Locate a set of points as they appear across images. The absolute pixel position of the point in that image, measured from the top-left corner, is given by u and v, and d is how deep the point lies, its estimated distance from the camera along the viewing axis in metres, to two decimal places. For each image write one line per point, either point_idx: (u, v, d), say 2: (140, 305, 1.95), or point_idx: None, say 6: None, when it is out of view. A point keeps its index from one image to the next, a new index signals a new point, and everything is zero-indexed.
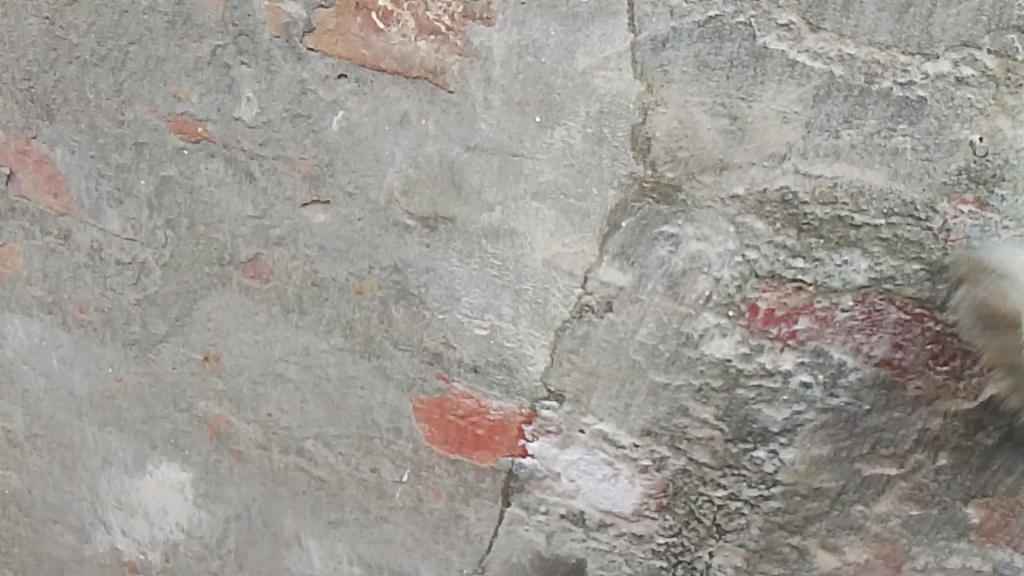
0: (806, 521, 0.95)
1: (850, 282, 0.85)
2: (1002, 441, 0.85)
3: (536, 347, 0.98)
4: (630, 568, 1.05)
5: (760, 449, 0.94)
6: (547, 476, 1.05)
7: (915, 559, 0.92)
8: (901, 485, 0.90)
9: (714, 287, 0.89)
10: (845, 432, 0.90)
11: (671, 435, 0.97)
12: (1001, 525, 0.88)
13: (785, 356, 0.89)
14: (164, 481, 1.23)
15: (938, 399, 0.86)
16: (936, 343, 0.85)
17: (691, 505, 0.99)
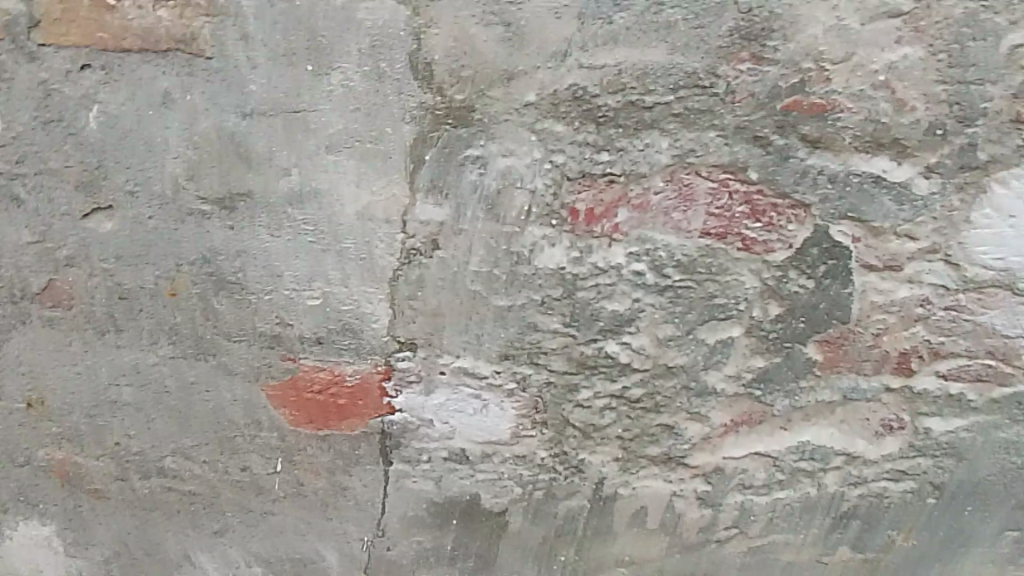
0: (669, 397, 0.99)
1: (656, 164, 0.89)
2: (821, 280, 0.94)
3: (376, 303, 0.95)
4: (521, 487, 1.06)
5: (613, 343, 0.97)
6: (421, 425, 1.03)
7: (773, 406, 1.00)
8: (748, 341, 0.97)
9: (531, 200, 0.90)
10: (685, 303, 0.94)
11: (528, 352, 0.98)
12: (839, 356, 0.98)
13: (614, 251, 0.92)
14: (28, 539, 1.09)
15: (759, 254, 0.93)
16: (746, 204, 0.90)
17: (563, 413, 1.01)
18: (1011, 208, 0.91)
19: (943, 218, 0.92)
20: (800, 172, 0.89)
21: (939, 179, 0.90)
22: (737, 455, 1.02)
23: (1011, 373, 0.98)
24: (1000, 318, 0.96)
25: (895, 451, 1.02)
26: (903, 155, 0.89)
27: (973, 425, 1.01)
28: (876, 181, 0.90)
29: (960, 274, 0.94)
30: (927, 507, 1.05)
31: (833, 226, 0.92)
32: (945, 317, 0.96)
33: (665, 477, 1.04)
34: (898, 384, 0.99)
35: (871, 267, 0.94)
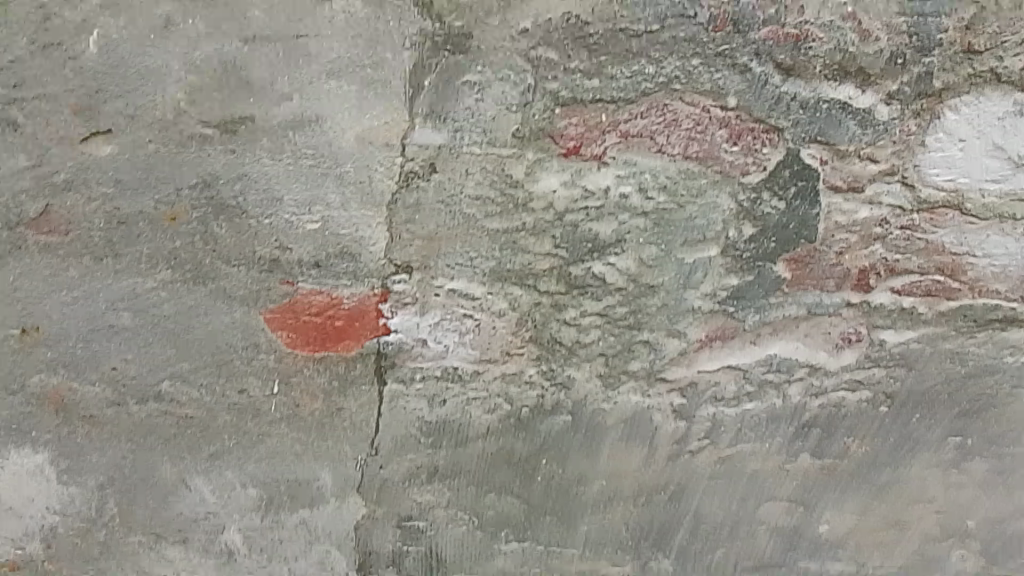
0: (650, 314, 1.06)
1: (640, 91, 0.94)
2: (793, 201, 1.00)
3: (373, 227, 1.00)
4: (510, 404, 1.12)
5: (597, 264, 1.03)
6: (415, 346, 1.08)
7: (744, 321, 1.07)
8: (722, 260, 1.03)
9: (522, 123, 0.95)
10: (662, 224, 1.01)
11: (517, 274, 1.03)
12: (805, 275, 1.05)
13: (602, 174, 0.98)
14: (21, 469, 1.10)
15: (735, 176, 0.99)
16: (725, 127, 0.96)
17: (550, 331, 1.07)
18: (962, 133, 0.99)
19: (901, 142, 0.98)
20: (776, 99, 0.96)
21: (899, 105, 0.97)
22: (710, 368, 1.10)
23: (955, 287, 1.07)
24: (947, 236, 1.04)
25: (854, 363, 1.10)
26: (869, 82, 0.96)
27: (921, 336, 1.09)
28: (843, 107, 0.97)
29: (914, 194, 1.01)
30: (880, 415, 1.14)
31: (803, 149, 0.98)
32: (900, 236, 1.04)
33: (644, 391, 1.12)
34: (857, 300, 1.07)
35: (836, 188, 1.00)
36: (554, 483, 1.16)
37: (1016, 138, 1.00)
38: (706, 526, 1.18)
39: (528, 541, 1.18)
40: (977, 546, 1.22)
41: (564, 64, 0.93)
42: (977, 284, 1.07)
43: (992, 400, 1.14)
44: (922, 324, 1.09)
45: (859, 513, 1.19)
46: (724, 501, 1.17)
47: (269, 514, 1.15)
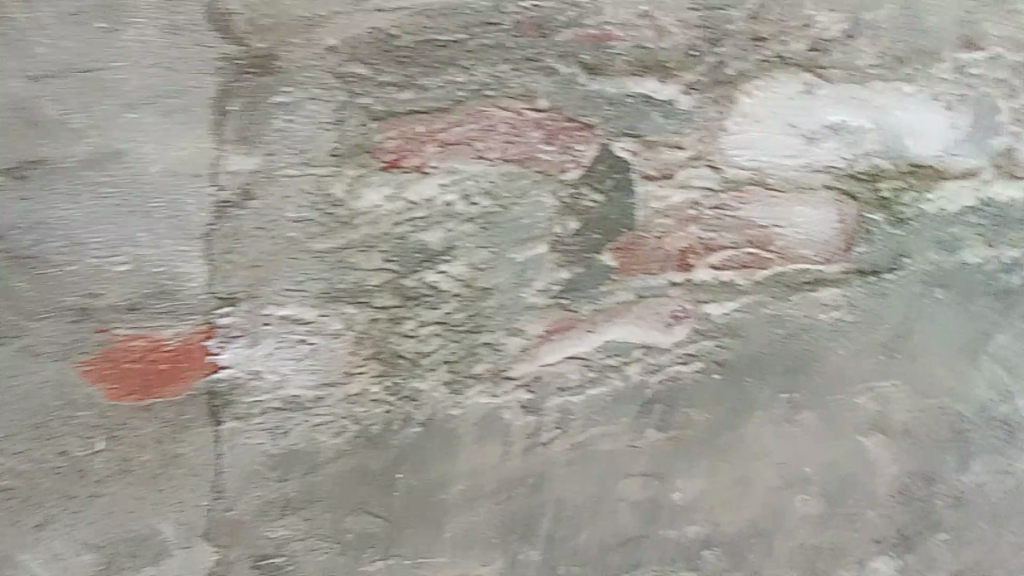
0: (488, 315, 1.06)
1: (455, 100, 0.93)
2: (610, 193, 1.02)
3: (190, 262, 0.94)
4: (358, 424, 1.09)
5: (431, 273, 1.01)
6: (249, 379, 1.03)
7: (580, 311, 1.10)
8: (552, 256, 1.05)
9: (338, 141, 0.92)
10: (490, 228, 1.01)
11: (350, 291, 1.00)
12: (632, 261, 1.07)
13: (425, 185, 0.96)
14: None
15: (555, 174, 1.00)
16: (541, 129, 0.97)
17: (390, 346, 1.05)
18: (758, 115, 1.02)
19: (704, 128, 1.01)
20: (584, 97, 0.96)
21: (699, 94, 1.00)
22: (552, 360, 1.12)
23: (768, 258, 1.12)
24: (757, 212, 1.08)
25: (686, 338, 1.16)
26: (668, 76, 0.98)
27: (743, 305, 1.15)
28: (648, 100, 0.98)
29: (720, 176, 1.04)
30: (715, 381, 1.20)
31: (615, 142, 0.99)
32: (714, 215, 1.07)
33: (491, 393, 1.12)
34: (680, 279, 1.11)
35: (649, 177, 1.02)
36: (414, 494, 1.15)
37: (808, 116, 1.03)
38: (567, 512, 1.23)
39: (394, 558, 1.18)
40: (817, 489, 1.32)
41: (375, 78, 0.90)
42: (786, 252, 1.12)
43: (812, 354, 1.21)
44: (743, 294, 1.14)
45: (709, 476, 1.27)
46: (580, 487, 1.22)
47: None
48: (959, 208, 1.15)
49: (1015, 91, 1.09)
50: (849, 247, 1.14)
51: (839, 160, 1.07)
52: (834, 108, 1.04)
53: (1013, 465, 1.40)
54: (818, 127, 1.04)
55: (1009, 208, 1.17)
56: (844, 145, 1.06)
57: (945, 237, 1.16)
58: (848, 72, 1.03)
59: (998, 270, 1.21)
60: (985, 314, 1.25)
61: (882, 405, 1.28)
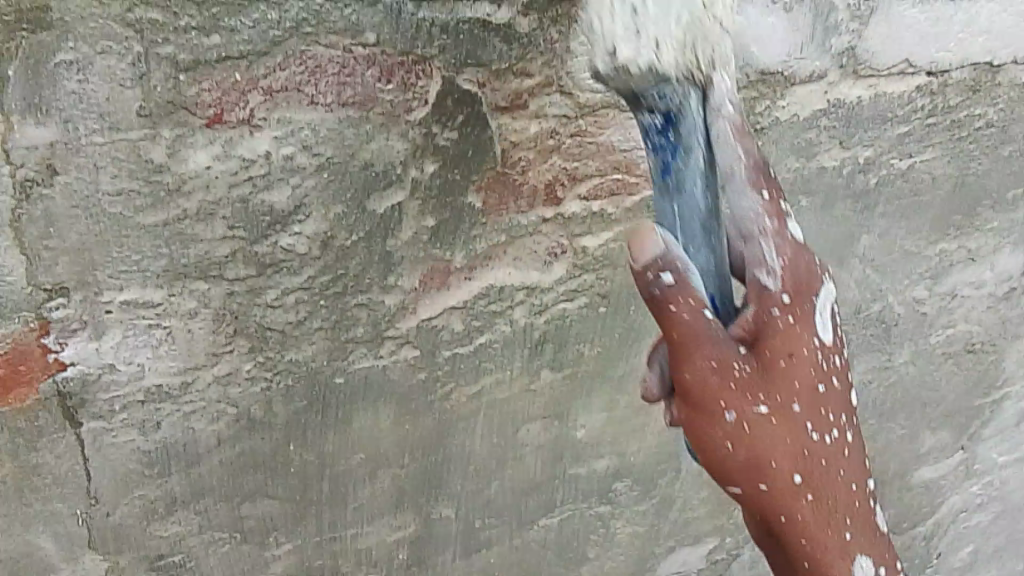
0: (358, 274, 0.96)
1: (270, 41, 0.82)
2: (463, 128, 0.93)
3: (3, 254, 0.83)
4: (235, 407, 0.99)
5: (285, 236, 0.91)
6: (102, 373, 0.92)
7: (453, 259, 1.01)
8: (413, 203, 0.94)
9: (146, 98, 0.81)
10: (341, 178, 0.90)
11: (197, 266, 0.90)
12: (498, 198, 0.99)
13: (257, 138, 0.86)
14: None
15: (401, 115, 0.89)
16: (374, 66, 0.86)
17: (255, 318, 0.94)
18: None
19: (550, 52, 0.92)
20: (414, 28, 0.85)
21: (537, 14, 0.89)
22: (435, 313, 1.03)
23: (635, 182, 1.08)
24: (617, 134, 1.03)
25: (565, 274, 1.10)
26: None
27: (618, 235, 1.11)
28: (484, 26, 0.87)
29: (575, 101, 0.97)
30: (601, 314, 1.17)
31: (458, 75, 0.89)
32: (574, 143, 1.00)
33: (375, 355, 1.03)
34: (551, 213, 1.04)
35: (500, 108, 0.93)
36: (316, 470, 1.08)
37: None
38: (477, 464, 1.21)
39: (302, 537, 1.14)
40: None
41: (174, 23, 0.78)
42: None
43: None
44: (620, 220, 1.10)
45: (608, 412, 1.29)
46: (487, 435, 1.19)
47: None
48: (811, 113, 1.14)
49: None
50: None
51: None
52: None
53: (890, 360, 1.58)
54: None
55: (857, 107, 1.18)
56: None
57: (802, 143, 1.17)
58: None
59: (856, 170, 1.25)
60: (847, 216, 1.30)
61: None
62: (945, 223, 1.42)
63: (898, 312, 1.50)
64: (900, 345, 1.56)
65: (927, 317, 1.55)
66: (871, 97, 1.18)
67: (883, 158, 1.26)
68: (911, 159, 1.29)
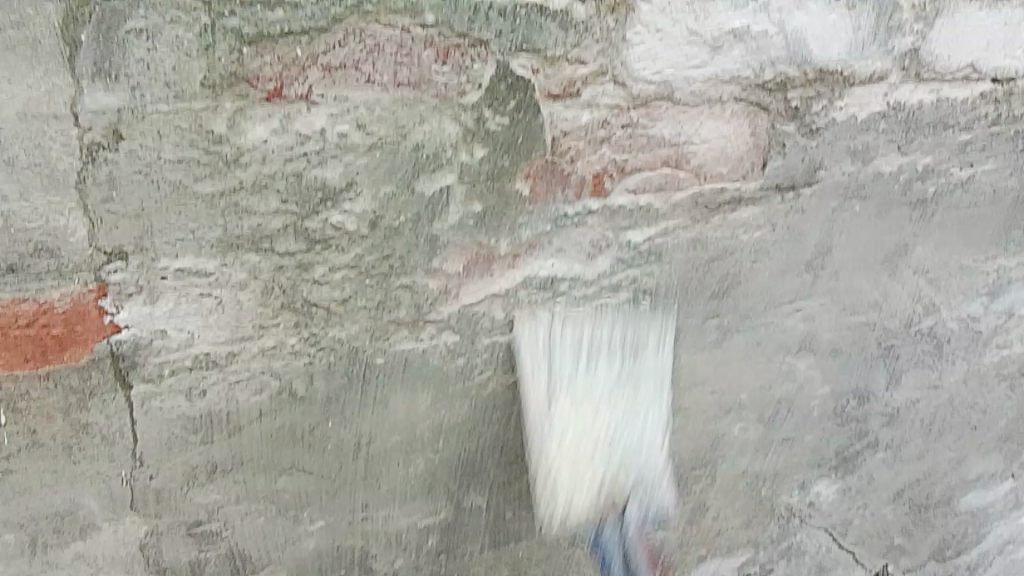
0: (403, 257, 0.98)
1: (332, 19, 0.84)
2: (514, 114, 0.95)
3: (67, 215, 0.85)
4: (278, 379, 1.01)
5: (334, 215, 0.93)
6: (154, 338, 0.94)
7: (498, 246, 1.02)
8: (461, 188, 0.97)
9: (211, 68, 0.83)
10: (391, 159, 0.93)
11: (249, 239, 0.92)
12: (546, 188, 1.01)
13: (313, 115, 0.88)
14: None
15: (453, 98, 0.92)
16: (430, 48, 0.88)
17: (303, 294, 0.96)
18: (657, 23, 0.95)
19: (605, 40, 0.94)
20: (472, 10, 0.88)
21: (594, 1, 0.92)
22: (476, 300, 1.05)
23: (684, 176, 1.08)
24: (669, 128, 1.03)
25: (607, 268, 1.11)
26: None
27: (665, 231, 1.12)
28: (541, 12, 0.90)
29: (628, 92, 0.98)
30: (644, 310, 1.16)
31: (512, 60, 0.92)
32: (624, 135, 1.01)
33: (416, 336, 1.04)
34: (597, 205, 1.05)
35: (552, 95, 0.95)
36: (352, 448, 1.10)
37: (707, 21, 0.97)
38: (512, 455, 1.22)
39: (334, 515, 1.16)
40: (752, 415, 1.39)
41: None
42: (702, 171, 1.08)
43: (736, 277, 1.21)
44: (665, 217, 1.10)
45: None
46: (523, 426, 1.20)
47: (33, 556, 1.02)
48: (869, 116, 1.13)
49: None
50: (764, 162, 1.11)
51: (744, 68, 1.02)
52: (732, 9, 0.97)
53: (939, 379, 1.53)
54: (722, 33, 0.98)
55: (918, 111, 1.16)
56: (748, 53, 1.01)
57: (858, 146, 1.15)
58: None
59: (914, 178, 1.23)
60: (901, 226, 1.28)
61: (808, 324, 1.32)
62: (1004, 238, 1.39)
63: (951, 328, 1.46)
64: (952, 365, 1.52)
65: (981, 336, 1.51)
66: (933, 101, 1.16)
67: (942, 166, 1.24)
68: (971, 169, 1.26)
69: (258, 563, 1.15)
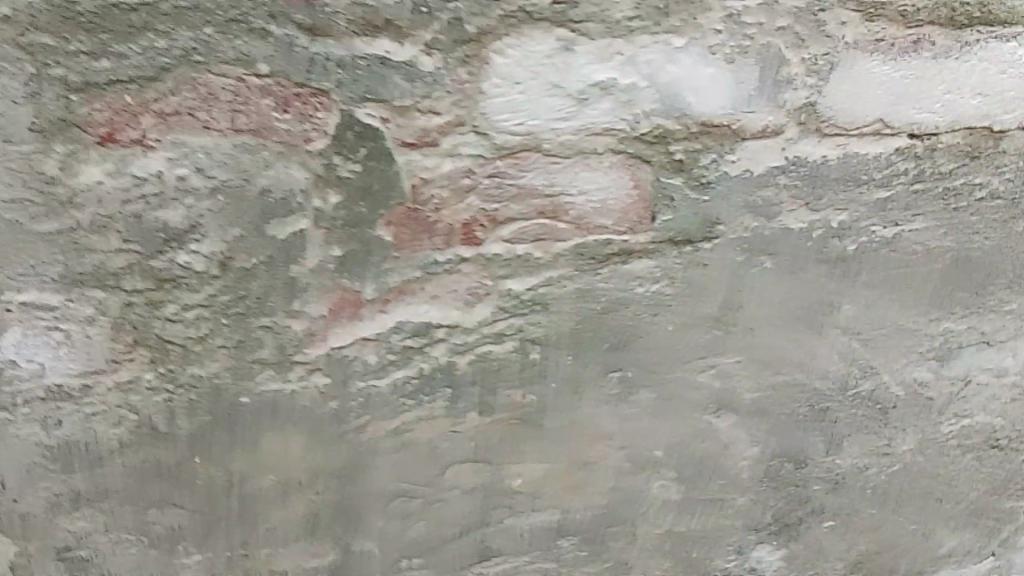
0: (259, 298, 0.98)
1: (160, 67, 0.85)
2: (366, 162, 0.94)
3: None
4: (137, 414, 1.02)
5: (180, 254, 0.93)
6: (6, 369, 0.96)
7: (364, 291, 1.01)
8: (317, 232, 0.96)
9: (41, 114, 0.85)
10: (237, 203, 0.92)
11: (94, 276, 0.93)
12: (410, 234, 0.99)
13: (151, 159, 0.89)
14: None
15: (299, 145, 0.91)
16: (268, 95, 0.88)
17: (155, 331, 0.97)
18: (514, 74, 0.94)
19: (457, 91, 0.93)
20: (308, 61, 0.88)
21: (441, 53, 0.91)
22: (345, 343, 1.04)
23: (563, 228, 1.04)
24: (539, 178, 1.00)
25: (490, 317, 1.08)
26: (402, 35, 0.89)
27: (549, 281, 1.08)
28: (384, 63, 0.90)
29: (489, 142, 0.96)
30: (533, 360, 1.14)
31: (357, 109, 0.91)
32: (492, 184, 0.99)
33: (282, 378, 1.04)
34: (469, 253, 1.02)
35: (406, 144, 0.94)
36: (224, 484, 1.11)
37: (569, 73, 0.95)
38: (400, 500, 1.22)
39: (212, 551, 1.17)
40: (670, 473, 1.33)
41: (67, 46, 0.83)
42: (582, 222, 1.05)
43: (635, 331, 1.16)
44: (547, 267, 1.07)
45: (544, 462, 1.25)
46: (408, 471, 1.19)
47: None
48: (766, 169, 1.08)
49: (800, 40, 1.02)
50: (651, 217, 1.07)
51: (616, 121, 0.99)
52: (596, 63, 0.96)
53: (890, 444, 1.43)
54: (586, 87, 0.96)
55: (823, 166, 1.10)
56: (619, 106, 0.98)
57: (757, 201, 1.10)
58: (607, 26, 0.94)
59: (829, 236, 1.16)
60: (821, 282, 1.20)
61: (724, 380, 1.25)
62: (949, 300, 1.29)
63: (896, 393, 1.37)
64: (900, 431, 1.42)
65: (933, 403, 1.40)
66: (840, 157, 1.10)
67: (861, 224, 1.17)
68: (897, 228, 1.19)
69: None
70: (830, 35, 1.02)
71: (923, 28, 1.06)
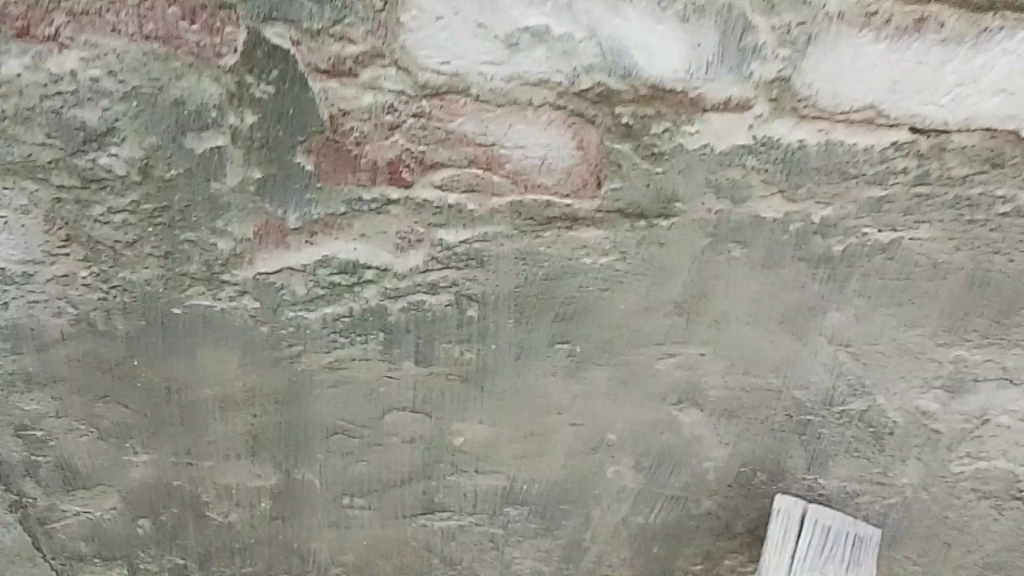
0: (184, 212, 1.02)
1: None
2: (279, 85, 0.96)
3: None
4: (75, 308, 1.07)
5: (102, 157, 0.99)
6: None
7: (288, 220, 1.03)
8: (237, 154, 0.99)
9: None
10: (153, 110, 0.97)
11: (22, 168, 0.99)
12: (330, 167, 1.00)
13: (63, 58, 0.93)
14: None
15: (208, 59, 0.95)
16: (175, 4, 0.92)
17: (85, 231, 1.02)
18: (433, 9, 0.93)
19: (371, 19, 0.93)
20: None
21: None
22: (271, 269, 1.05)
23: (499, 181, 1.01)
24: (471, 124, 0.98)
25: (421, 263, 1.05)
26: None
27: (480, 236, 1.04)
28: None
29: (413, 79, 0.96)
30: (469, 317, 1.09)
31: (264, 26, 0.93)
32: (416, 125, 0.98)
33: (213, 296, 1.07)
34: (397, 195, 1.02)
35: (321, 71, 0.95)
36: (164, 391, 1.13)
37: (495, 13, 0.93)
38: (338, 437, 1.17)
39: (158, 454, 1.18)
40: (628, 460, 1.20)
41: None
42: (519, 177, 1.01)
43: (583, 303, 1.08)
44: (483, 224, 1.03)
45: (492, 424, 1.17)
46: (345, 408, 1.15)
47: None
48: (732, 147, 1.00)
49: (772, 3, 0.93)
50: (597, 180, 1.01)
51: (551, 73, 0.96)
52: (523, 5, 0.93)
53: (887, 473, 1.21)
54: (513, 31, 0.94)
55: (801, 153, 1.00)
56: (552, 55, 0.95)
57: (723, 181, 1.01)
58: None
59: (809, 231, 1.05)
60: (799, 284, 1.08)
61: (686, 373, 1.14)
62: (960, 323, 1.11)
63: (893, 419, 1.18)
64: (901, 462, 1.20)
65: (939, 439, 1.19)
66: (822, 144, 1.00)
67: (849, 223, 1.04)
68: (896, 233, 1.05)
69: (88, 482, 1.19)
70: (809, 2, 0.93)
71: (930, 6, 0.94)
